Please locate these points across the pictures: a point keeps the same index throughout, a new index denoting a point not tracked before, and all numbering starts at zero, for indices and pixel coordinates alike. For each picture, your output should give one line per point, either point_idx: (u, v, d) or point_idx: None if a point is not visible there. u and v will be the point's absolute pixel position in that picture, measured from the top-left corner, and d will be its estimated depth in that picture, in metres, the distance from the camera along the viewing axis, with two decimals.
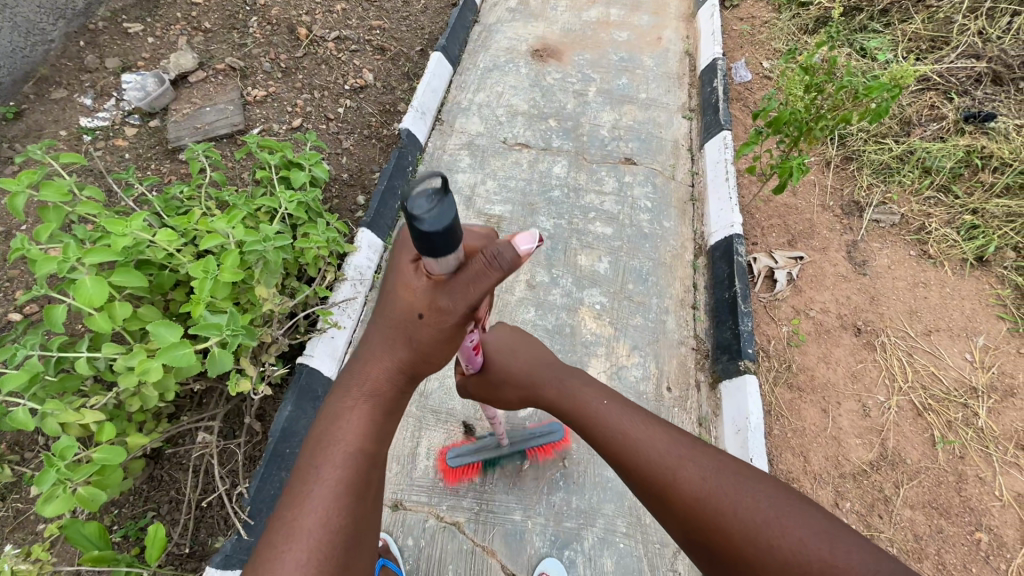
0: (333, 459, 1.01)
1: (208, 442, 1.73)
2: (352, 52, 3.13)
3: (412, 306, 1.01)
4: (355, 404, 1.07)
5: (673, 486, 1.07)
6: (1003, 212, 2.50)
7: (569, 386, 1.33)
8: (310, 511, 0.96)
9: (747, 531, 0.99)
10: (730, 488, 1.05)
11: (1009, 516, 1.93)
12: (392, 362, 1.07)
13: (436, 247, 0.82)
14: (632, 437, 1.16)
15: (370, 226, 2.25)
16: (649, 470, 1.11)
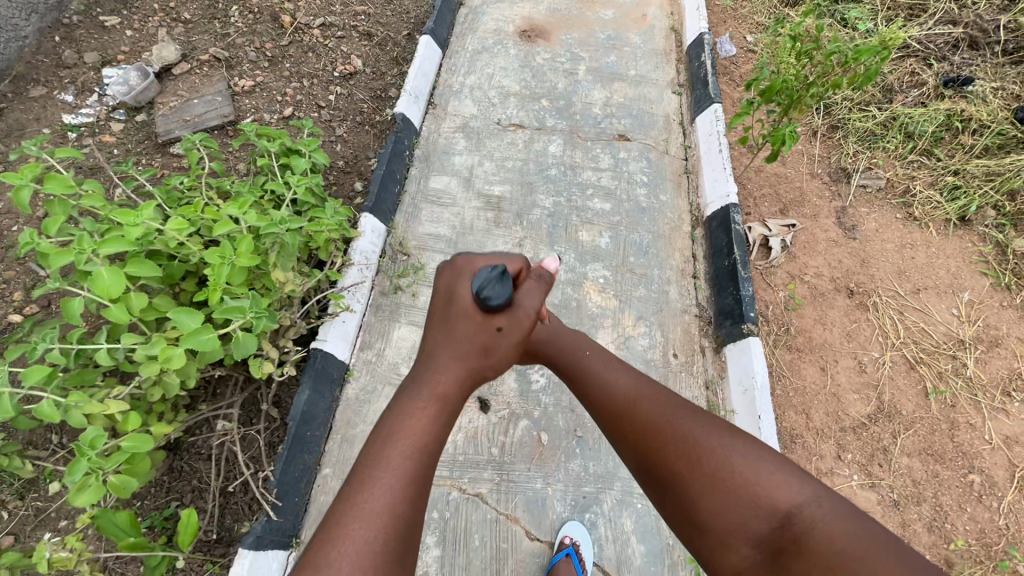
0: (404, 449, 1.07)
1: (229, 429, 1.74)
2: (338, 38, 3.10)
3: (490, 323, 1.18)
4: (428, 403, 1.15)
5: (630, 416, 1.26)
6: (983, 172, 2.59)
7: (561, 333, 1.50)
8: (379, 496, 1.00)
9: (688, 450, 1.16)
10: (678, 419, 1.22)
11: (999, 458, 2.04)
12: (466, 368, 1.20)
13: (500, 310, 1.19)
14: (603, 379, 1.36)
15: (372, 211, 2.26)
16: (612, 403, 1.30)
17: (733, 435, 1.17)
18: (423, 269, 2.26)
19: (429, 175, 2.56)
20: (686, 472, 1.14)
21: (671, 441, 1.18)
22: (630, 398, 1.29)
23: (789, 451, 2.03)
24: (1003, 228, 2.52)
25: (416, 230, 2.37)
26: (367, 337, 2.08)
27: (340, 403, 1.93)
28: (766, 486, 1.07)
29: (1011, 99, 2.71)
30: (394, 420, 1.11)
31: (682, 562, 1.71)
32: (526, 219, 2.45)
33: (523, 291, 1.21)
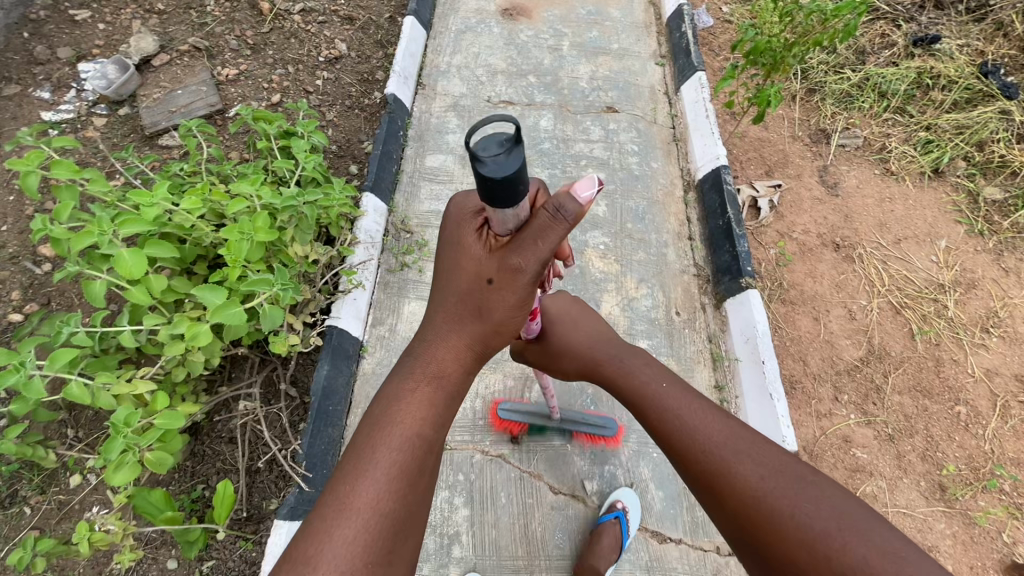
0: (393, 439, 1.02)
1: (251, 408, 1.76)
2: (320, 23, 3.07)
3: (482, 274, 1.07)
4: (420, 386, 1.11)
5: (719, 472, 1.07)
6: (953, 126, 2.73)
7: (634, 372, 1.35)
8: (369, 484, 0.96)
9: (787, 519, 0.96)
10: (778, 482, 1.01)
11: (981, 389, 2.18)
12: (463, 341, 1.13)
13: (495, 195, 0.87)
14: (684, 421, 1.17)
15: (373, 191, 2.27)
16: (695, 452, 1.12)
17: (844, 506, 0.95)
18: (427, 245, 2.29)
19: (425, 154, 2.58)
20: (783, 544, 0.95)
21: (771, 513, 0.98)
22: (715, 449, 1.10)
23: (790, 397, 2.13)
24: (974, 178, 2.66)
25: (416, 209, 2.40)
26: (378, 313, 2.11)
27: (357, 378, 1.96)
28: None
29: (976, 55, 2.88)
30: (387, 410, 1.06)
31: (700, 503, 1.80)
32: None
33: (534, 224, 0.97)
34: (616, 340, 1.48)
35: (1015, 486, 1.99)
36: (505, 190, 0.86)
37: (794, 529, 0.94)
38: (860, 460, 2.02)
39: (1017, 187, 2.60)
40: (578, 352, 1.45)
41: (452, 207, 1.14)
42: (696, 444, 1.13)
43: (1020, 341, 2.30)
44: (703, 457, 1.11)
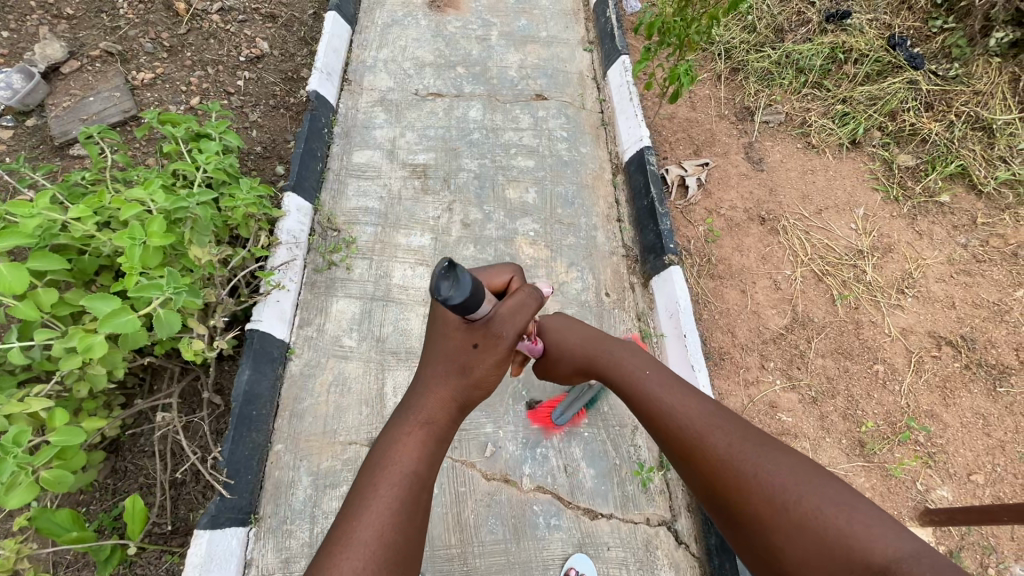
0: (391, 478, 1.09)
1: (170, 419, 1.72)
2: (240, 22, 2.99)
3: (467, 339, 1.16)
4: (412, 429, 1.17)
5: (703, 454, 1.19)
6: (867, 98, 2.84)
7: (628, 368, 1.44)
8: (369, 526, 1.03)
9: (764, 496, 1.07)
10: (756, 466, 1.12)
11: (898, 347, 2.28)
12: (453, 389, 1.19)
13: (468, 306, 0.96)
14: (677, 408, 1.29)
15: (296, 190, 2.24)
16: (682, 437, 1.24)
17: (812, 484, 1.05)
18: (355, 242, 2.27)
19: (352, 150, 2.55)
20: (756, 514, 1.08)
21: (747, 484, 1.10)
22: (702, 434, 1.21)
23: (719, 367, 2.19)
24: (888, 146, 2.77)
25: (343, 206, 2.37)
26: (305, 314, 2.08)
27: (284, 381, 1.93)
28: (861, 537, 0.95)
29: (885, 29, 3.00)
30: (384, 454, 1.13)
31: (628, 477, 1.84)
32: (454, 183, 2.48)
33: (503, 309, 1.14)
34: (594, 336, 1.56)
35: (928, 437, 2.09)
36: (470, 301, 0.95)
37: (765, 493, 1.08)
38: (785, 423, 2.10)
39: (927, 153, 2.72)
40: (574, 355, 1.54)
41: None
42: (683, 431, 1.24)
43: (933, 299, 2.41)
44: (689, 442, 1.22)
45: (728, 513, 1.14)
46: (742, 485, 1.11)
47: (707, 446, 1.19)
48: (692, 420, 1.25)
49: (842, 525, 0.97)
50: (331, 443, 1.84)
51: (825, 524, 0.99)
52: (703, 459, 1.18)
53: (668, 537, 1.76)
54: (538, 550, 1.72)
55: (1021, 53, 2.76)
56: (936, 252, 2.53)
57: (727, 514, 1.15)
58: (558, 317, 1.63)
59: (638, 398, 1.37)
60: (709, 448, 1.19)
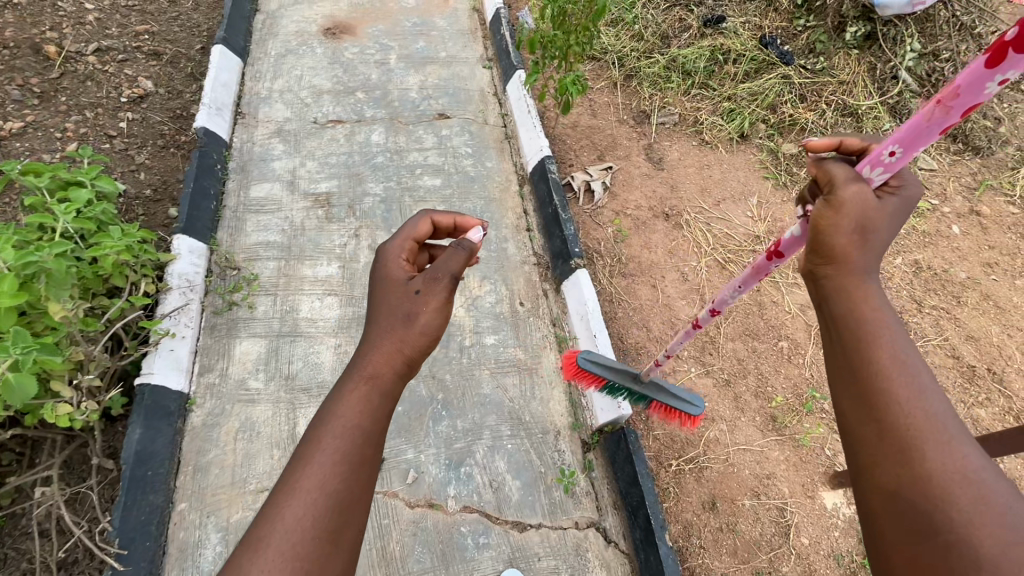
0: (335, 429, 0.95)
1: (49, 494, 1.57)
2: (120, 62, 2.85)
3: (407, 291, 1.10)
4: (356, 386, 1.00)
5: (916, 455, 0.79)
6: (749, 94, 3.04)
7: (865, 297, 0.93)
8: (313, 472, 0.90)
9: (978, 535, 0.71)
10: (996, 511, 0.72)
11: (798, 323, 2.42)
12: (399, 342, 1.05)
13: None
14: (910, 379, 0.85)
15: (187, 232, 2.14)
16: (892, 418, 0.82)
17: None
18: (257, 279, 2.18)
19: (249, 185, 2.46)
20: (956, 568, 0.70)
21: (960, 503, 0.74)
22: (935, 434, 0.79)
23: (636, 362, 2.25)
24: (773, 137, 2.97)
25: (243, 243, 2.28)
26: (206, 360, 1.97)
27: (185, 434, 1.81)
28: None
29: (757, 29, 3.25)
30: (325, 409, 0.97)
31: (554, 483, 1.84)
32: (359, 209, 2.44)
33: (438, 259, 1.14)
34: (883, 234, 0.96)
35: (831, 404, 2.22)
36: None
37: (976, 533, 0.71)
38: (703, 409, 2.16)
39: (806, 140, 2.95)
40: (842, 237, 0.93)
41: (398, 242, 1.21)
42: (898, 415, 0.82)
43: None
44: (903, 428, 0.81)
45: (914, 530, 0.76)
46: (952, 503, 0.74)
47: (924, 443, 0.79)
48: (913, 403, 0.82)
49: None
50: (241, 493, 1.74)
51: None
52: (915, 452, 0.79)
53: (597, 538, 1.77)
54: (468, 572, 1.68)
55: (874, 44, 3.07)
56: None
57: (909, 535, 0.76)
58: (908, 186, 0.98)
59: (861, 344, 0.88)
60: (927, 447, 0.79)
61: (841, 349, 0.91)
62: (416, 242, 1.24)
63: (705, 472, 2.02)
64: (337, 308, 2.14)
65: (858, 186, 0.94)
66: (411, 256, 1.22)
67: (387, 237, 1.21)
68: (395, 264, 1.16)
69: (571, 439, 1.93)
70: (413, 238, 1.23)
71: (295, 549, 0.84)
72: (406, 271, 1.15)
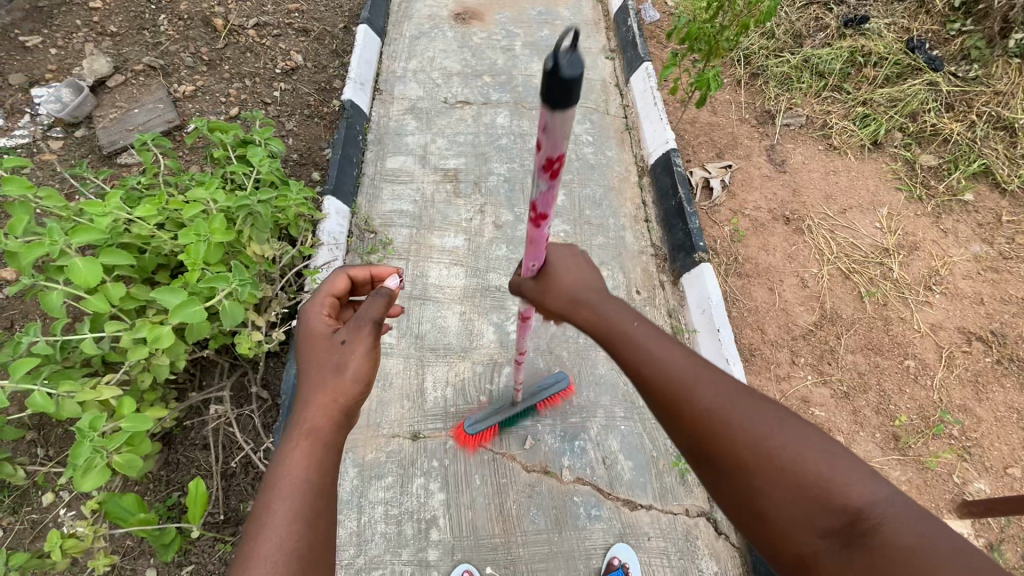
0: (284, 488, 0.93)
1: (223, 412, 1.80)
2: (274, 36, 3.12)
3: (333, 342, 1.17)
4: (298, 442, 1.00)
5: (687, 414, 0.95)
6: (887, 100, 2.90)
7: (609, 310, 1.11)
8: (270, 537, 0.88)
9: (746, 450, 0.89)
10: (745, 421, 0.91)
11: (927, 343, 2.30)
12: (331, 393, 1.09)
13: (570, 101, 0.79)
14: (659, 347, 1.02)
15: (334, 194, 2.33)
16: (660, 391, 0.98)
17: (803, 434, 0.88)
18: (392, 244, 2.35)
19: (385, 156, 2.64)
20: (748, 481, 0.88)
21: (720, 438, 0.91)
22: (683, 388, 0.96)
23: (749, 363, 2.22)
24: (910, 147, 2.81)
25: (379, 209, 2.45)
26: None
27: None
28: (841, 486, 0.82)
29: (902, 32, 3.08)
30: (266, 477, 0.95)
31: (666, 468, 1.87)
32: (484, 187, 2.55)
33: (359, 307, 1.20)
34: (591, 266, 1.22)
35: (961, 431, 2.10)
36: (569, 101, 0.79)
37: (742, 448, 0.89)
38: (819, 418, 2.11)
39: (949, 152, 2.77)
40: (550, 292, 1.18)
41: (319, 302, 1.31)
42: (657, 386, 0.99)
43: (961, 296, 2.43)
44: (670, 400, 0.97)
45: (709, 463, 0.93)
46: (716, 441, 0.92)
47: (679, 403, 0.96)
48: (662, 362, 1.00)
49: (823, 473, 0.83)
50: (375, 435, 1.89)
51: (805, 476, 0.84)
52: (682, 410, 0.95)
53: (708, 528, 1.78)
54: (580, 540, 1.75)
55: None
56: (961, 249, 2.55)
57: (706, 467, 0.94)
58: (570, 249, 1.24)
59: (617, 350, 1.06)
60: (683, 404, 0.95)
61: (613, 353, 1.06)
62: (333, 300, 1.35)
63: None
64: (462, 278, 2.27)
65: (539, 279, 1.20)
66: (330, 311, 1.31)
67: (306, 299, 1.31)
68: (316, 324, 1.24)
69: None
70: (331, 295, 1.35)
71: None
72: (328, 327, 1.23)
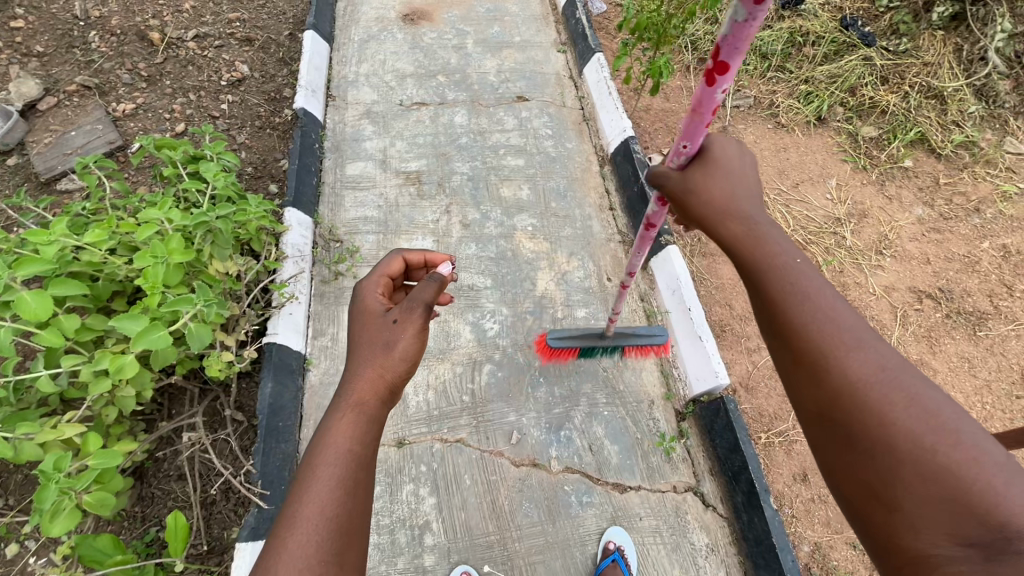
0: (329, 457, 0.99)
1: (196, 438, 1.72)
2: (216, 47, 3.01)
3: (386, 324, 1.20)
4: (344, 414, 1.06)
5: (835, 377, 0.92)
6: (827, 76, 3.03)
7: (765, 235, 1.05)
8: (313, 498, 0.95)
9: (896, 436, 0.85)
10: (902, 403, 0.87)
11: (883, 304, 2.42)
12: (380, 371, 1.13)
13: None
14: (821, 302, 0.98)
15: (295, 206, 2.27)
16: (807, 342, 0.95)
17: (973, 438, 0.83)
18: (359, 251, 2.31)
19: (344, 163, 2.59)
20: (886, 467, 0.86)
21: (869, 413, 0.89)
22: (838, 349, 0.93)
23: (721, 339, 2.29)
24: (852, 120, 2.95)
25: (343, 217, 2.40)
26: (319, 324, 2.10)
27: (305, 391, 1.95)
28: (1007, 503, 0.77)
29: (836, 11, 3.22)
30: (315, 442, 1.02)
31: (651, 449, 1.91)
32: (449, 187, 2.54)
33: (412, 290, 1.24)
34: (754, 176, 1.14)
35: None
36: None
37: (893, 432, 0.86)
38: None
39: (888, 123, 2.91)
40: (702, 201, 1.12)
41: (375, 280, 1.35)
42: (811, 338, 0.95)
43: (909, 257, 2.56)
44: (816, 359, 0.94)
45: (845, 434, 0.91)
46: (863, 414, 0.89)
47: (830, 366, 0.93)
48: (822, 323, 0.96)
49: (993, 487, 0.78)
50: None
51: (966, 481, 0.79)
52: (829, 373, 0.93)
53: (696, 502, 1.83)
54: (574, 528, 1.76)
55: (961, 25, 3.01)
56: (906, 213, 2.70)
57: (839, 440, 0.92)
58: (735, 147, 1.17)
59: (769, 296, 1.01)
60: (834, 368, 0.93)
61: (757, 288, 1.03)
62: (388, 280, 1.39)
63: (795, 445, 2.05)
64: None
65: (686, 169, 1.16)
66: (385, 291, 1.35)
67: (364, 276, 1.36)
68: (371, 302, 1.27)
69: (665, 408, 2.00)
70: (387, 275, 1.39)
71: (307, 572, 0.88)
72: (383, 305, 1.27)
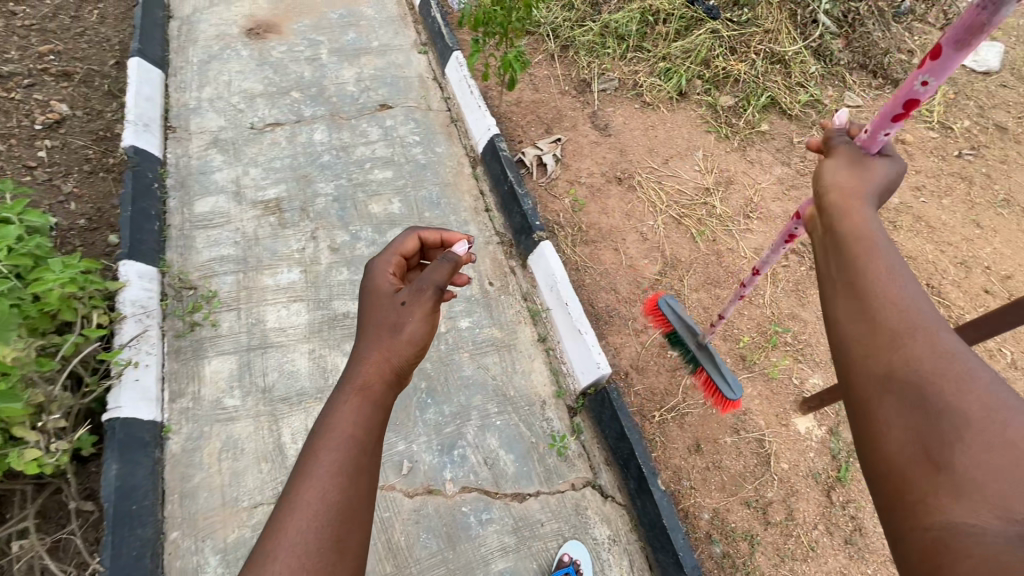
0: (332, 441, 0.94)
1: (30, 544, 1.51)
2: (26, 87, 2.65)
3: (397, 304, 1.12)
4: (349, 398, 0.99)
5: (900, 343, 0.78)
6: (682, 52, 3.12)
7: (872, 232, 0.97)
8: (312, 485, 0.89)
9: (961, 402, 0.68)
10: (966, 376, 0.70)
11: (754, 266, 2.54)
12: (388, 351, 1.06)
13: None
14: (901, 283, 0.86)
15: (133, 257, 2.05)
16: (885, 312, 0.83)
17: None
18: (217, 294, 2.11)
19: (192, 200, 2.36)
20: (934, 427, 0.68)
21: (930, 375, 0.72)
22: (920, 325, 0.79)
23: (609, 325, 2.31)
24: (710, 91, 3.06)
25: (195, 260, 2.19)
26: (176, 385, 1.90)
27: (165, 463, 1.76)
28: None
29: None
30: (320, 426, 0.96)
31: (546, 451, 1.89)
32: (313, 211, 2.38)
33: (425, 270, 1.15)
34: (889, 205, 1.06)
35: (793, 337, 2.35)
36: None
37: (957, 399, 0.68)
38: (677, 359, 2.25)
39: (742, 91, 3.05)
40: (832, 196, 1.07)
41: (389, 262, 1.26)
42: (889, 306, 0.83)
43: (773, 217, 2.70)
44: (892, 324, 0.81)
45: (896, 397, 0.74)
46: (923, 377, 0.72)
47: (906, 336, 0.78)
48: (908, 301, 0.83)
49: None
50: (234, 512, 1.71)
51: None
52: (905, 339, 0.78)
53: (595, 495, 1.83)
54: (475, 549, 1.71)
55: None
56: (767, 175, 2.84)
57: (887, 409, 0.74)
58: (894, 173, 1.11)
59: (857, 272, 0.91)
60: (911, 337, 0.77)
61: (841, 254, 0.97)
62: (401, 259, 1.29)
63: (686, 418, 2.11)
64: (305, 313, 2.11)
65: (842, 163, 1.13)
66: (397, 271, 1.25)
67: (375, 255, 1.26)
68: (380, 282, 1.19)
69: (557, 406, 1.99)
70: (399, 254, 1.28)
71: (302, 560, 0.82)
72: (393, 285, 1.18)
